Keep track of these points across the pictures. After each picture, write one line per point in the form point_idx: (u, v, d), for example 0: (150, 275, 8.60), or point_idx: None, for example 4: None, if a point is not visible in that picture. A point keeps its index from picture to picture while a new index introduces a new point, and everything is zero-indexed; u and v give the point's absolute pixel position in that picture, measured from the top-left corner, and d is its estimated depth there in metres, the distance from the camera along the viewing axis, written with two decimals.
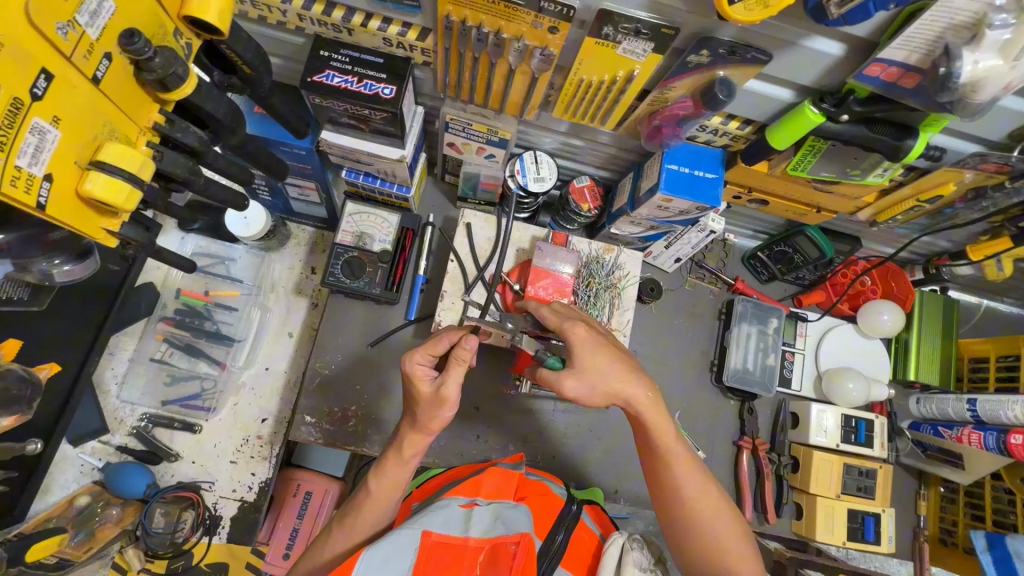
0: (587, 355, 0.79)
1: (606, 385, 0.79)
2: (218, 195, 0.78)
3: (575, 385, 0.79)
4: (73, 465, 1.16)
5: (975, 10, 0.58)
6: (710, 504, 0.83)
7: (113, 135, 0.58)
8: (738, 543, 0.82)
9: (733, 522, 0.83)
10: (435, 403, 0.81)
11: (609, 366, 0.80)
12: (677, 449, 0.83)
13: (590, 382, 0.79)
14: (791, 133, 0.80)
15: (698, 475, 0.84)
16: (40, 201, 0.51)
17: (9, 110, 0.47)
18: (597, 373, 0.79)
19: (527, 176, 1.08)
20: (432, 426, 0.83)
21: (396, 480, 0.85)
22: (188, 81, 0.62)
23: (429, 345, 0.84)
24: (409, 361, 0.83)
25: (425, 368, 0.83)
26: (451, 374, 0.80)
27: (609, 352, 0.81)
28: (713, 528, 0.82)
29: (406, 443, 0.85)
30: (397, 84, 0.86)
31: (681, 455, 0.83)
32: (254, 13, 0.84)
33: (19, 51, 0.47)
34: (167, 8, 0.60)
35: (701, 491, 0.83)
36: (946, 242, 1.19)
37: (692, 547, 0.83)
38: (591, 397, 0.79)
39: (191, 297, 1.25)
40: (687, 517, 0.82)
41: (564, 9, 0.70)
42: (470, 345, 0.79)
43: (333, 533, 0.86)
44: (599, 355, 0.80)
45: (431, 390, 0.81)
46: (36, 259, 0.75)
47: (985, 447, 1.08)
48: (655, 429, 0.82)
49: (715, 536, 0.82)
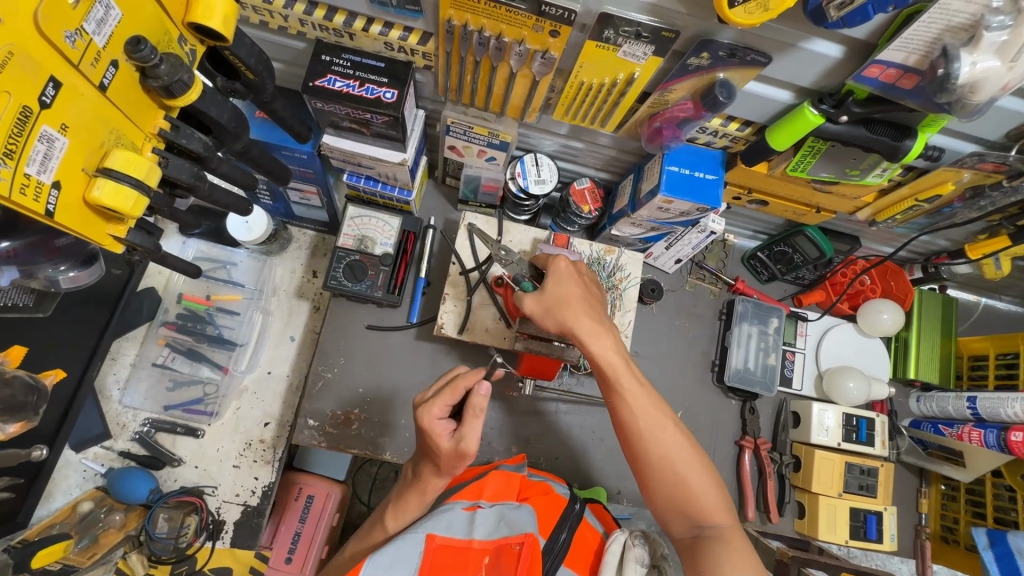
0: (555, 284, 0.85)
1: (560, 314, 0.82)
2: (223, 200, 0.77)
3: (532, 305, 0.84)
4: (76, 471, 1.16)
5: (973, 12, 0.59)
6: (670, 441, 0.81)
7: (120, 141, 0.58)
8: (702, 480, 0.81)
9: (695, 458, 0.81)
10: (456, 457, 0.78)
11: (574, 296, 0.83)
12: (631, 381, 0.82)
13: (546, 305, 0.83)
14: (790, 134, 0.81)
15: (655, 410, 0.82)
16: (49, 208, 0.52)
17: (19, 118, 0.48)
18: (558, 299, 0.83)
19: (528, 179, 1.08)
20: (457, 470, 0.82)
21: (409, 520, 0.88)
22: (193, 88, 0.62)
23: (445, 396, 0.78)
24: (425, 416, 0.78)
25: (442, 423, 0.79)
26: (470, 429, 0.77)
27: (580, 287, 0.85)
28: (674, 466, 0.80)
29: (427, 488, 0.85)
30: (397, 88, 0.86)
31: (637, 391, 0.82)
32: (256, 18, 0.84)
33: (28, 59, 0.47)
34: (171, 13, 0.61)
35: (660, 427, 0.81)
36: (944, 241, 1.19)
37: (657, 487, 0.81)
38: (543, 318, 0.83)
39: (192, 302, 1.24)
40: (647, 456, 0.81)
41: (565, 13, 0.70)
42: (484, 391, 0.76)
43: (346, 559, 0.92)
44: (565, 286, 0.84)
45: (451, 446, 0.77)
46: (42, 265, 0.74)
47: (986, 444, 1.09)
48: (607, 361, 0.81)
49: (677, 473, 0.80)
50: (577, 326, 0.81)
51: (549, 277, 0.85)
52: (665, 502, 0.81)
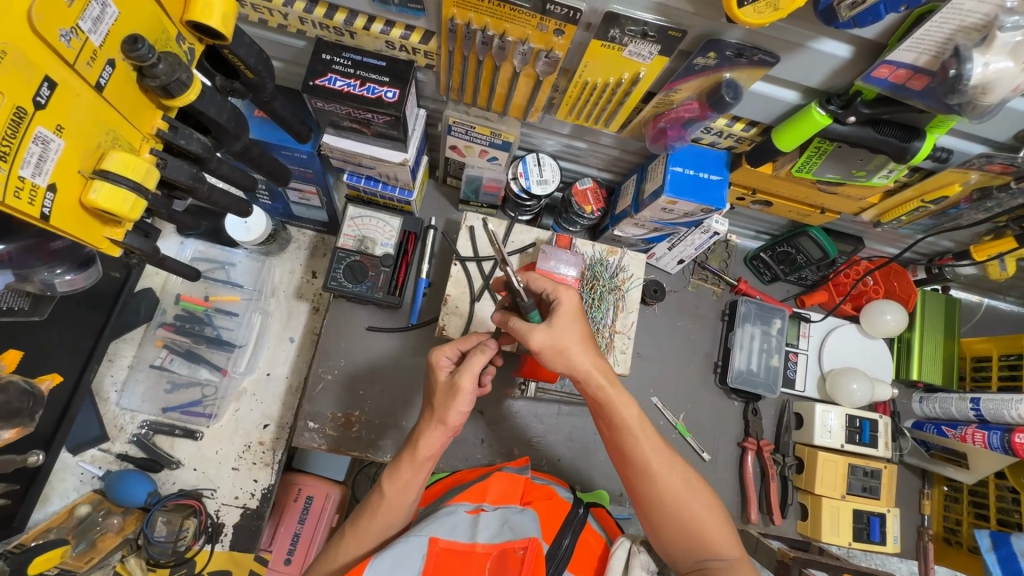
0: (565, 318, 0.79)
1: (571, 356, 0.79)
2: (222, 201, 0.76)
3: (544, 339, 0.78)
4: (73, 474, 1.14)
5: (987, 12, 0.58)
6: (680, 480, 0.80)
7: (117, 142, 0.57)
8: (712, 515, 0.80)
9: (704, 494, 0.81)
10: (449, 393, 0.80)
11: (583, 335, 0.80)
12: (642, 424, 0.80)
13: (559, 341, 0.78)
14: (797, 134, 0.80)
15: (664, 448, 0.81)
16: (44, 211, 0.50)
17: (13, 119, 0.46)
18: (569, 338, 0.78)
19: (530, 179, 1.07)
20: (450, 420, 0.80)
21: (409, 484, 0.83)
22: (192, 88, 0.61)
23: (457, 340, 0.86)
24: (435, 351, 0.84)
25: (447, 360, 0.85)
26: (471, 362, 0.80)
27: (587, 325, 0.81)
28: (685, 502, 0.79)
29: (420, 444, 0.82)
30: (399, 87, 0.85)
31: (647, 432, 0.81)
32: (254, 16, 0.83)
33: (21, 59, 0.46)
34: (170, 12, 0.59)
35: (670, 464, 0.80)
36: (948, 242, 1.19)
37: (666, 525, 0.80)
38: (552, 357, 0.79)
39: (190, 302, 1.23)
40: (658, 495, 0.79)
41: (569, 11, 0.69)
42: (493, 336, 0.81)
43: (344, 538, 0.84)
44: (575, 324, 0.80)
45: (447, 379, 0.82)
46: (38, 269, 0.73)
47: (989, 446, 1.09)
48: (617, 404, 0.80)
49: (687, 510, 0.79)
50: (586, 367, 0.79)
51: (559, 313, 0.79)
52: (675, 538, 0.80)
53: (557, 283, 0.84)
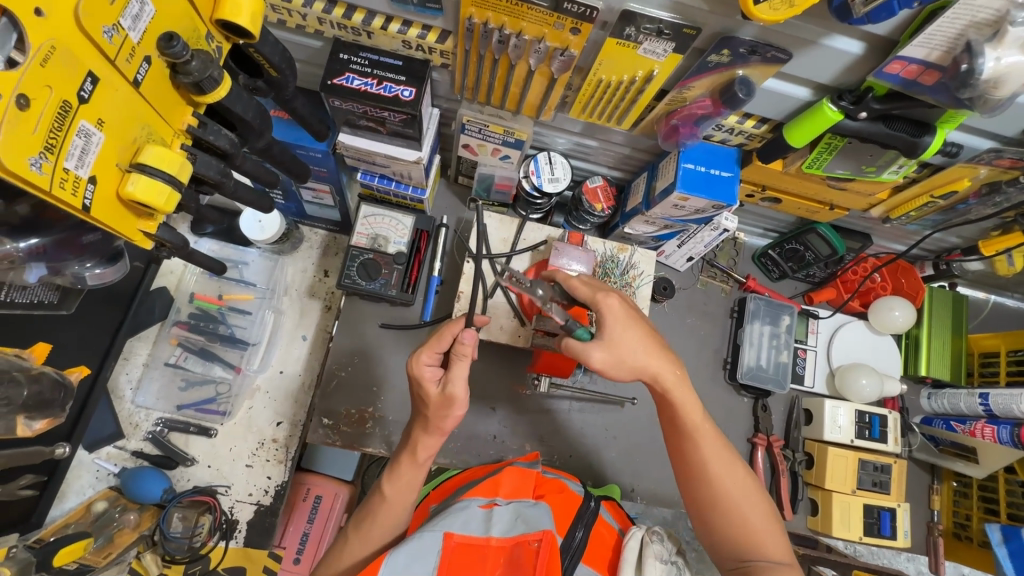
0: (620, 328, 0.79)
1: (632, 360, 0.79)
2: (245, 198, 0.78)
3: (601, 356, 0.78)
4: (89, 471, 1.15)
5: (998, 8, 0.60)
6: (737, 482, 0.81)
7: (152, 137, 0.58)
8: (764, 519, 0.81)
9: (758, 498, 0.82)
10: (445, 404, 0.81)
11: (637, 340, 0.79)
12: (704, 424, 0.82)
13: (616, 355, 0.78)
14: (809, 130, 0.81)
15: (724, 449, 0.82)
16: (85, 203, 0.52)
17: (59, 112, 0.48)
18: (625, 346, 0.79)
19: (542, 177, 1.08)
20: (445, 425, 0.84)
21: (411, 484, 0.86)
22: (221, 84, 0.62)
23: (433, 342, 0.82)
24: (415, 363, 0.82)
25: (430, 368, 0.83)
26: (455, 371, 0.80)
27: (642, 328, 0.80)
28: (737, 503, 0.81)
29: (418, 446, 0.85)
30: (416, 86, 0.87)
31: (708, 432, 0.82)
32: (274, 17, 0.85)
33: (68, 54, 0.47)
34: (201, 11, 0.61)
35: (728, 465, 0.82)
36: (955, 238, 1.20)
37: (717, 522, 0.81)
38: (615, 369, 0.79)
39: (204, 301, 1.25)
40: (714, 493, 0.81)
41: (586, 10, 0.70)
42: (469, 339, 0.79)
43: (348, 540, 0.86)
44: (628, 331, 0.79)
45: (439, 391, 0.81)
46: (67, 263, 0.74)
47: (999, 440, 1.10)
48: (682, 404, 0.81)
49: (741, 510, 0.81)
50: (647, 368, 0.80)
51: (613, 325, 0.79)
52: (721, 535, 0.82)
53: (599, 289, 0.82)
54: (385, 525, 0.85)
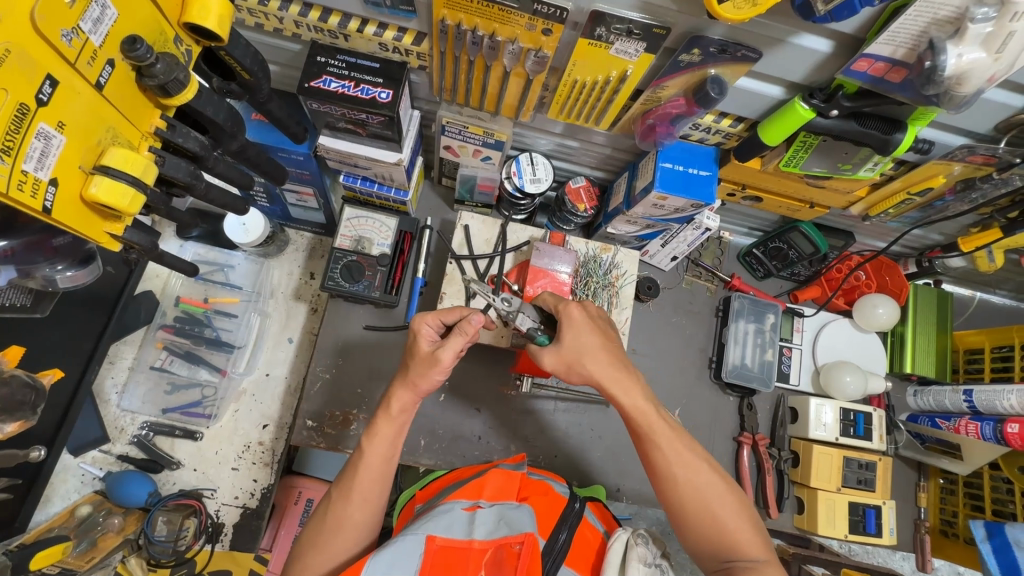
0: (574, 334, 0.83)
1: (584, 366, 0.83)
2: (220, 200, 0.78)
3: (552, 361, 0.84)
4: (74, 475, 1.16)
5: (957, 5, 0.60)
6: (701, 480, 0.80)
7: (116, 139, 0.59)
8: (737, 516, 0.79)
9: (727, 494, 0.80)
10: (428, 363, 0.81)
11: (592, 348, 0.83)
12: (660, 425, 0.82)
13: (567, 362, 0.84)
14: (783, 130, 0.82)
15: (686, 449, 0.82)
16: (46, 205, 0.52)
17: (16, 115, 0.48)
18: (578, 353, 0.83)
19: (524, 178, 1.09)
20: (423, 386, 0.83)
21: (389, 443, 0.83)
22: (189, 87, 0.63)
23: (442, 311, 0.86)
24: (418, 320, 0.85)
25: (430, 329, 0.86)
26: (452, 342, 0.81)
27: (600, 336, 0.84)
28: (705, 503, 0.79)
29: (392, 400, 0.84)
30: (393, 88, 0.87)
31: (665, 433, 0.82)
32: (251, 20, 0.85)
33: (24, 57, 0.48)
34: (167, 14, 0.62)
35: (691, 464, 0.81)
36: (937, 235, 1.20)
37: (690, 524, 0.80)
38: (568, 372, 0.85)
39: (190, 305, 1.24)
40: (679, 495, 0.80)
41: (557, 11, 0.71)
42: (476, 321, 0.83)
43: (332, 498, 0.83)
44: (584, 336, 0.83)
45: (428, 350, 0.83)
46: (40, 265, 0.75)
47: (982, 436, 1.09)
48: (636, 409, 0.82)
49: (709, 511, 0.79)
50: (604, 376, 0.83)
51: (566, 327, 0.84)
52: (699, 539, 0.80)
53: (562, 300, 0.87)
54: (367, 482, 0.82)
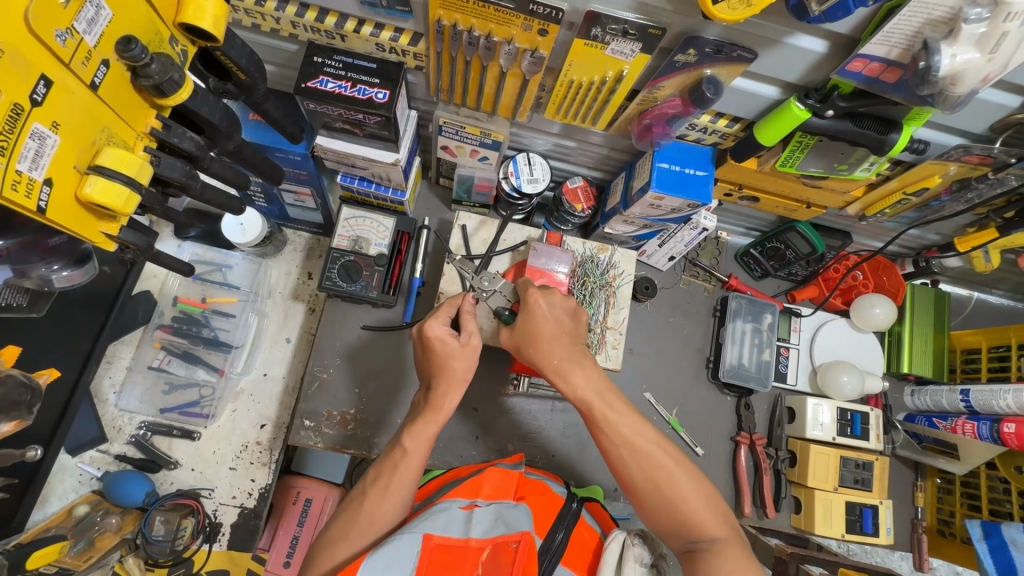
0: (531, 319, 0.88)
1: (535, 352, 0.87)
2: (217, 200, 0.78)
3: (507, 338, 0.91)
4: (72, 475, 1.16)
5: (952, 5, 0.60)
6: (651, 460, 0.81)
7: (111, 139, 0.59)
8: (692, 494, 0.79)
9: (680, 472, 0.81)
10: (470, 353, 0.86)
11: (544, 334, 0.87)
12: (608, 409, 0.84)
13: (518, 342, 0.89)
14: (779, 129, 0.82)
15: (634, 430, 0.83)
16: (40, 205, 0.52)
17: (10, 116, 0.48)
18: (528, 338, 0.88)
19: (520, 178, 1.09)
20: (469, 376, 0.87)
21: (431, 438, 0.85)
22: (184, 87, 0.63)
23: (442, 311, 0.88)
24: (429, 325, 0.86)
25: (444, 328, 0.87)
26: (470, 325, 0.88)
27: (552, 323, 0.88)
28: (658, 483, 0.80)
29: (441, 402, 0.86)
30: (389, 88, 0.87)
31: (614, 417, 0.84)
32: (248, 21, 0.85)
33: (19, 58, 0.48)
34: (162, 14, 0.62)
35: (640, 445, 0.82)
36: (934, 235, 1.21)
37: (648, 506, 0.81)
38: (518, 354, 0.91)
39: (188, 304, 1.26)
40: (632, 477, 0.82)
41: (552, 11, 0.71)
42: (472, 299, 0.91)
43: (365, 495, 0.83)
44: (539, 323, 0.87)
45: (461, 343, 0.86)
46: (36, 265, 0.75)
47: (979, 436, 1.10)
48: (586, 395, 0.85)
49: (661, 491, 0.80)
50: (554, 363, 0.86)
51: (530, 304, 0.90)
52: (661, 520, 0.80)
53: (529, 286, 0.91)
54: (404, 483, 0.83)
